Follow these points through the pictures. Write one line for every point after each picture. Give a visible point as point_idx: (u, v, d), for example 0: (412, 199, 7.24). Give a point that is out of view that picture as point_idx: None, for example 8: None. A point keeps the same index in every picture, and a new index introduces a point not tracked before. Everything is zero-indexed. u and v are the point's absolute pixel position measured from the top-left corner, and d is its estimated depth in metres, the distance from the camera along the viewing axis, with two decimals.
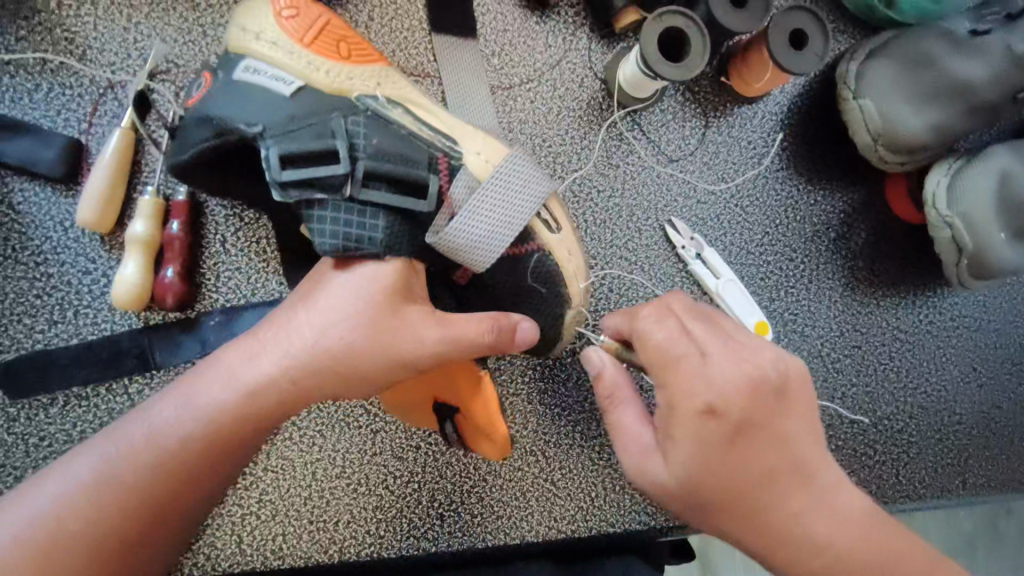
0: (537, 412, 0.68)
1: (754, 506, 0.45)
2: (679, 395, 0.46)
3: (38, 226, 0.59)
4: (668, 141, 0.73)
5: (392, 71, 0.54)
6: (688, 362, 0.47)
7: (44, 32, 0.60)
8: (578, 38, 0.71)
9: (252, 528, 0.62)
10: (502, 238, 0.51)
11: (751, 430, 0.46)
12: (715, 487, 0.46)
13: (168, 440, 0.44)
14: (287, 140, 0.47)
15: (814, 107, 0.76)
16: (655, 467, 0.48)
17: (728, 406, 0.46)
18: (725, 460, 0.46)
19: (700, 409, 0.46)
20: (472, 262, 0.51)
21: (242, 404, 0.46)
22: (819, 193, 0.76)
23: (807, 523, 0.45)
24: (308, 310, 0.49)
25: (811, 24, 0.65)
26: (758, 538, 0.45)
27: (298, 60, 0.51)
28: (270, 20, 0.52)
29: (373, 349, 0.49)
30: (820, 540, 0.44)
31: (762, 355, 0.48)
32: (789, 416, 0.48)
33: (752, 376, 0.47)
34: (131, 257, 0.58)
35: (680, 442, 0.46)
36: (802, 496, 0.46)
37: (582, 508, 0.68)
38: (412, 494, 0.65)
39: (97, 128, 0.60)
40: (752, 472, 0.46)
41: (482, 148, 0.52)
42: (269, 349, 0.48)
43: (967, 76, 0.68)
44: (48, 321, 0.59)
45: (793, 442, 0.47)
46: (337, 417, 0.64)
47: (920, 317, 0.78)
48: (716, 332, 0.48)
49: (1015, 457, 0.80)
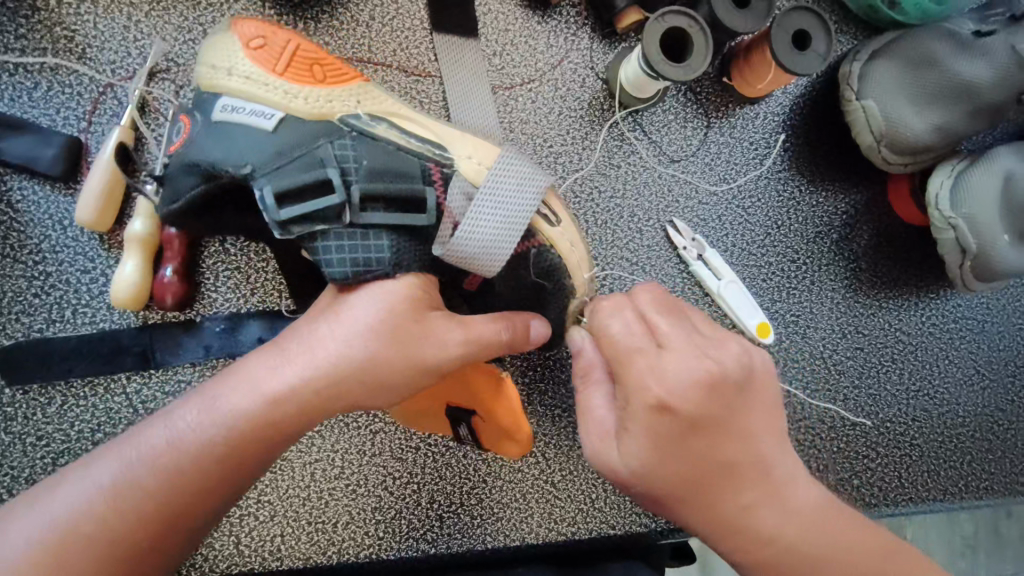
0: (538, 413, 0.68)
1: (710, 501, 0.43)
2: (634, 389, 0.43)
3: (37, 225, 0.59)
4: (670, 141, 0.73)
5: (369, 84, 0.54)
6: (643, 356, 0.43)
7: (44, 30, 0.59)
8: (579, 38, 0.71)
9: (250, 529, 0.62)
10: (508, 240, 0.49)
11: (709, 425, 0.42)
12: (673, 483, 0.43)
13: (186, 450, 0.43)
14: (277, 177, 0.47)
15: (817, 108, 0.76)
16: (613, 459, 0.45)
17: (683, 402, 0.42)
18: (680, 455, 0.42)
19: (656, 405, 0.42)
20: (482, 270, 0.50)
21: (263, 415, 0.44)
22: (821, 195, 0.76)
23: (762, 517, 0.43)
24: (327, 321, 0.47)
25: (813, 24, 0.65)
26: (711, 527, 0.44)
27: (272, 91, 0.50)
28: (239, 53, 0.50)
29: (398, 356, 0.46)
30: (772, 533, 0.42)
31: (723, 344, 0.44)
32: (750, 408, 0.44)
33: (712, 369, 0.42)
34: (131, 255, 0.58)
35: (635, 435, 0.43)
36: (760, 490, 0.43)
37: (583, 510, 0.68)
38: (411, 495, 0.65)
39: (96, 126, 0.60)
40: (708, 468, 0.43)
41: (474, 151, 0.51)
42: (289, 360, 0.46)
43: (972, 78, 0.68)
44: (46, 320, 0.59)
45: (755, 437, 0.44)
46: (336, 418, 0.64)
47: (923, 319, 0.78)
48: (675, 321, 0.44)
49: (1017, 460, 0.79)
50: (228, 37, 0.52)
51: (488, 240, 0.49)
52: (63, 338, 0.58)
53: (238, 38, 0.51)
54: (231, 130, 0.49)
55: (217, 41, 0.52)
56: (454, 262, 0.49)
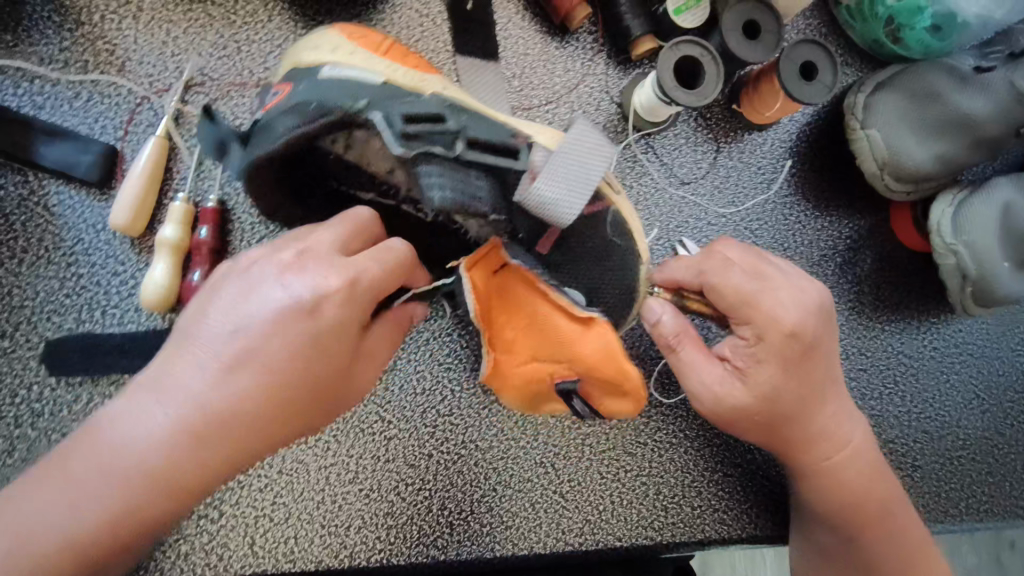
0: (549, 424, 0.69)
1: (807, 417, 0.60)
2: (765, 322, 0.55)
3: (72, 228, 0.61)
4: (681, 164, 0.75)
5: (448, 81, 0.61)
6: (764, 297, 0.55)
7: (87, 44, 0.62)
8: (595, 63, 0.74)
9: (265, 530, 0.63)
10: (581, 195, 0.53)
11: (811, 351, 0.57)
12: (782, 403, 0.58)
13: (101, 543, 0.41)
14: (398, 110, 0.52)
15: (821, 136, 0.79)
16: (737, 396, 0.57)
17: (805, 327, 0.56)
18: (794, 379, 0.57)
19: (783, 335, 0.55)
20: (555, 221, 0.54)
21: (185, 498, 0.42)
22: (826, 219, 0.78)
23: (830, 425, 0.61)
24: (250, 385, 0.42)
25: (821, 57, 0.68)
26: (805, 439, 0.61)
27: (374, 63, 0.57)
28: (343, 40, 0.59)
29: (325, 415, 0.47)
30: (838, 433, 0.62)
31: (803, 281, 0.59)
32: (830, 335, 0.59)
33: (810, 303, 0.57)
34: (162, 258, 0.60)
35: (766, 364, 0.56)
36: (833, 403, 0.61)
37: (590, 522, 0.69)
38: (423, 501, 0.66)
39: (132, 135, 0.63)
40: (807, 390, 0.59)
41: (541, 131, 0.58)
42: (208, 444, 0.41)
43: (971, 110, 0.70)
44: (76, 320, 0.61)
45: (830, 358, 0.60)
46: (353, 422, 0.66)
47: (925, 341, 0.80)
48: (773, 268, 0.58)
49: (1017, 484, 0.81)
50: (328, 33, 0.61)
51: (565, 188, 0.53)
52: (91, 338, 0.60)
53: (337, 33, 0.61)
54: (332, 81, 0.54)
55: (319, 36, 0.61)
56: (531, 208, 0.54)
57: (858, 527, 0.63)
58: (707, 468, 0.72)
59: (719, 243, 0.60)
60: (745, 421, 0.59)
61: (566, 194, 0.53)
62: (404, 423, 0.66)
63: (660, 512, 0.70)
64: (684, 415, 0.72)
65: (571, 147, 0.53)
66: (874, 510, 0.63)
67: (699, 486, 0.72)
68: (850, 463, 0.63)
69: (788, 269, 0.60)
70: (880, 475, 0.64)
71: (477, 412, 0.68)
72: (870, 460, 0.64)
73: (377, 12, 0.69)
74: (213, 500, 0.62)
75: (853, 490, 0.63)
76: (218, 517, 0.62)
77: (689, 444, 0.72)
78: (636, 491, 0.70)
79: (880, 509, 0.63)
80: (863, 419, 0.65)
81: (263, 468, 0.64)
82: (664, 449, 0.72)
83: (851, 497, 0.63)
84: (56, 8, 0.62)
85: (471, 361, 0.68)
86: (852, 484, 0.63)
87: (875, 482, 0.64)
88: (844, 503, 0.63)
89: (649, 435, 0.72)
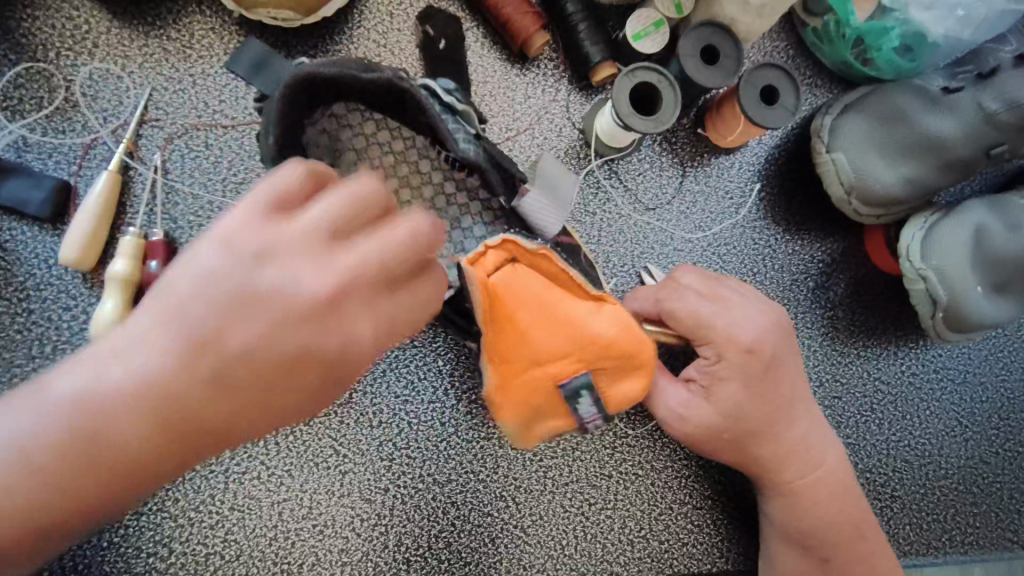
0: (510, 454, 0.68)
1: (772, 437, 0.61)
2: (725, 341, 0.58)
3: (23, 264, 0.61)
4: (646, 189, 0.75)
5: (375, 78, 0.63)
6: (718, 318, 0.58)
7: (42, 80, 0.63)
8: (556, 89, 0.74)
9: (214, 569, 0.62)
10: (558, 207, 0.61)
11: (772, 367, 0.60)
12: (745, 422, 0.59)
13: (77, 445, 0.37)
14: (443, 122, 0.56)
15: (791, 159, 0.78)
16: (707, 417, 0.59)
17: (763, 345, 0.59)
18: (755, 398, 0.59)
19: (739, 351, 0.58)
20: (543, 225, 0.60)
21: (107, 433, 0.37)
22: (797, 243, 0.77)
23: (796, 447, 0.62)
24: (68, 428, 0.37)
25: (782, 80, 0.66)
26: (777, 459, 0.62)
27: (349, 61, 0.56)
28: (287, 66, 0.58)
29: (126, 424, 0.37)
30: (803, 452, 0.62)
31: (760, 303, 0.62)
32: (789, 352, 0.62)
33: (770, 320, 0.61)
34: (113, 295, 0.59)
35: (727, 383, 0.58)
36: (801, 421, 0.63)
37: (553, 557, 0.67)
38: (379, 537, 0.64)
39: (86, 170, 0.63)
40: (773, 408, 0.60)
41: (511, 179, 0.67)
42: (70, 425, 0.37)
43: (939, 132, 0.69)
44: (25, 356, 0.60)
45: (793, 376, 0.62)
46: (307, 457, 0.64)
47: (902, 367, 0.78)
48: (726, 288, 0.62)
49: (1002, 514, 0.78)
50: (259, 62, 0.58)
51: (545, 201, 0.60)
52: None
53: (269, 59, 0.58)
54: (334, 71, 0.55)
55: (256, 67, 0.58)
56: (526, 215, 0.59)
57: (832, 549, 0.63)
58: (675, 501, 0.70)
59: (679, 268, 0.64)
60: (714, 441, 0.60)
61: (547, 206, 0.60)
62: (359, 456, 0.65)
63: (626, 546, 0.69)
64: (651, 446, 0.70)
65: (555, 166, 0.64)
66: (845, 533, 0.63)
67: (668, 519, 0.70)
68: (819, 486, 0.63)
69: (743, 289, 0.63)
70: (854, 494, 0.65)
71: (435, 444, 0.67)
72: (840, 481, 0.64)
73: (334, 43, 0.69)
74: (162, 538, 0.61)
75: (822, 513, 0.63)
76: (167, 555, 0.61)
77: (657, 476, 0.70)
78: (601, 525, 0.69)
79: (850, 532, 0.64)
80: (836, 439, 0.66)
81: (213, 504, 0.62)
82: (629, 481, 0.70)
83: (817, 524, 0.63)
84: (12, 46, 0.63)
85: (430, 392, 0.67)
86: (821, 509, 0.63)
87: (846, 510, 0.64)
88: (813, 529, 0.63)
89: (615, 467, 0.70)
